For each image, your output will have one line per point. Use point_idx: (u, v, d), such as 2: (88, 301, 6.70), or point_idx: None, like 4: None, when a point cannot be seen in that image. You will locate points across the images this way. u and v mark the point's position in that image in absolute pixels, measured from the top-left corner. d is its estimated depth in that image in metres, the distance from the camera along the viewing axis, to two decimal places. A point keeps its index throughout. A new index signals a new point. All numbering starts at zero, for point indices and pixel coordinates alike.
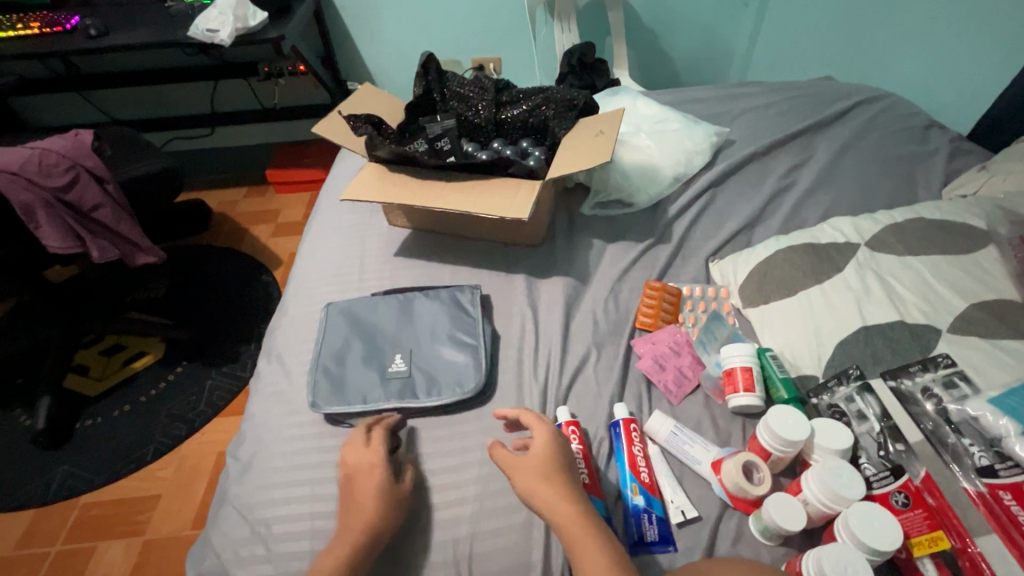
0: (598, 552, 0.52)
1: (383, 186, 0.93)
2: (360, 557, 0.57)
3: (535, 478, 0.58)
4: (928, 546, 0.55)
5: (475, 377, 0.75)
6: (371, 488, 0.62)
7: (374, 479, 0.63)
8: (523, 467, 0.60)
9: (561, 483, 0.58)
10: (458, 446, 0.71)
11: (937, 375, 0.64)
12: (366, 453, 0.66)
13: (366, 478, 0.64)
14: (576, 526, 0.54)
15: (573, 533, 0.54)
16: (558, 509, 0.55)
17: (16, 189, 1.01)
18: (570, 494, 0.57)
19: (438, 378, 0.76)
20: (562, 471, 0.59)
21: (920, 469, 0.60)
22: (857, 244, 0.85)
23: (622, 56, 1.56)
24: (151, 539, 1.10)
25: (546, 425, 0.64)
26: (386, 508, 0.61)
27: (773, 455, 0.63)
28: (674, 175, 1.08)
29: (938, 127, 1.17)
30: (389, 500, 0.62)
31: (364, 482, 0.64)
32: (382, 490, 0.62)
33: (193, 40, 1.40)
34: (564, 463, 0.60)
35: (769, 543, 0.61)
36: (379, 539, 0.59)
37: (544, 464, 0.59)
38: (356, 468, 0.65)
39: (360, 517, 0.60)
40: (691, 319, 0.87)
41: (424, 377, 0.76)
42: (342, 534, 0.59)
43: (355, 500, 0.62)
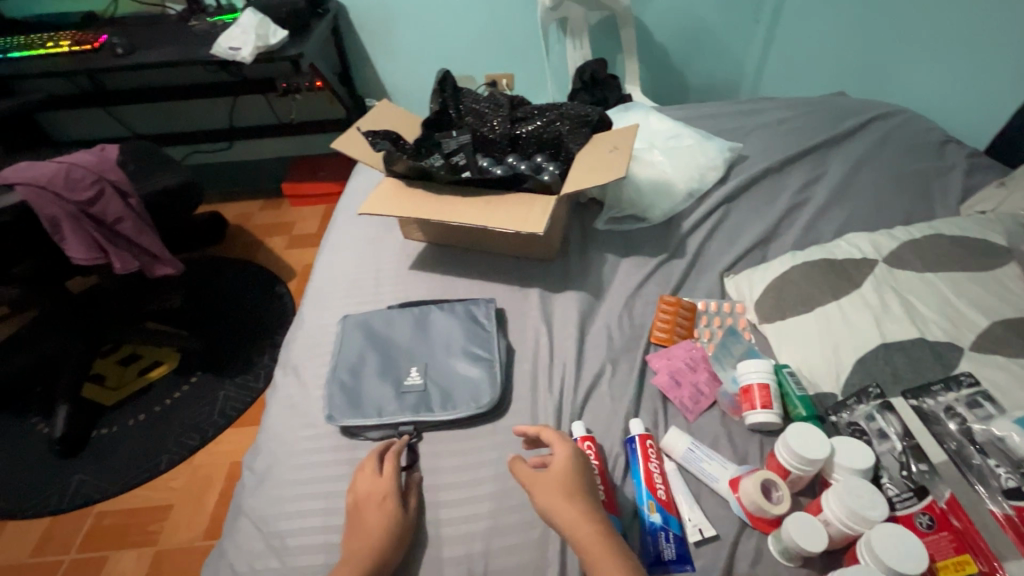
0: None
1: (401, 201, 0.94)
2: None
3: (558, 497, 0.58)
4: (954, 569, 0.54)
5: (491, 390, 0.76)
6: (377, 518, 0.62)
7: (381, 511, 0.63)
8: (544, 485, 0.59)
9: (582, 504, 0.57)
10: (472, 460, 0.71)
11: (959, 395, 0.63)
12: (376, 483, 0.66)
13: (374, 508, 0.63)
14: (599, 548, 0.54)
15: (595, 557, 0.53)
16: (579, 530, 0.55)
17: (43, 203, 1.04)
18: (591, 515, 0.56)
19: (453, 393, 0.76)
20: (583, 491, 0.59)
21: (945, 490, 0.58)
22: (875, 260, 0.84)
23: (633, 72, 1.58)
24: (162, 549, 1.11)
25: (566, 443, 0.63)
26: (393, 537, 0.61)
27: (791, 473, 0.62)
28: (687, 190, 1.08)
29: (955, 143, 1.16)
30: (393, 529, 0.62)
31: (371, 512, 0.63)
32: (390, 519, 0.62)
33: (216, 58, 1.44)
34: (585, 482, 0.60)
35: (789, 564, 0.60)
36: (382, 569, 0.59)
37: (565, 485, 0.59)
38: (365, 497, 0.65)
39: (364, 548, 0.60)
40: (707, 334, 0.86)
41: (439, 391, 0.76)
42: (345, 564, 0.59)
43: (360, 530, 0.62)
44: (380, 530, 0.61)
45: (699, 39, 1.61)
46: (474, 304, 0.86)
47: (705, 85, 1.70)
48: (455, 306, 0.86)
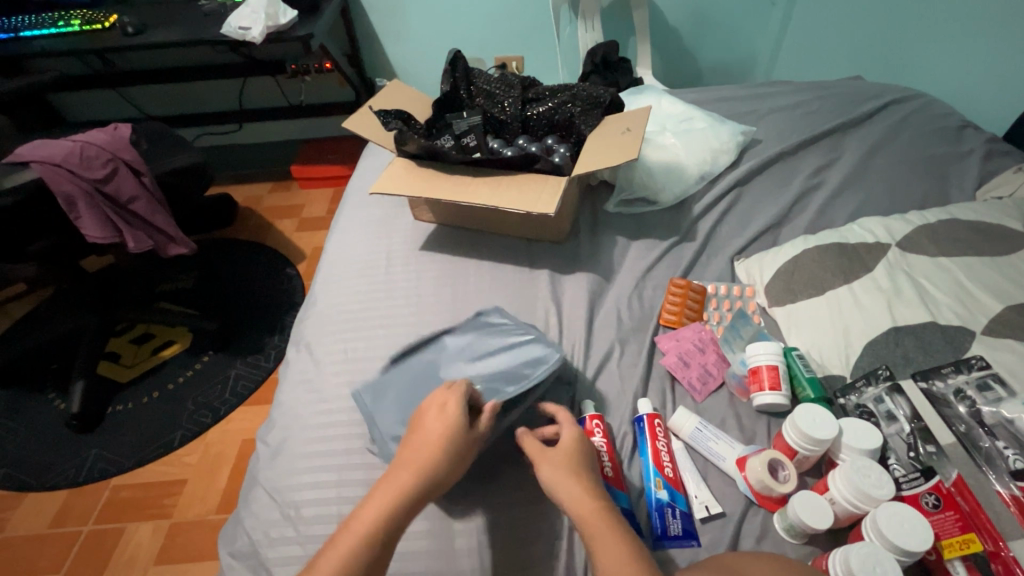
0: (619, 549, 0.51)
1: (411, 181, 0.95)
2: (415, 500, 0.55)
3: (562, 471, 0.59)
4: (960, 548, 0.54)
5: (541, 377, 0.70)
6: (437, 436, 0.58)
7: (447, 426, 0.59)
8: (548, 463, 0.60)
9: (586, 483, 0.58)
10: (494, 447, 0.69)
11: (970, 377, 0.62)
12: (446, 401, 0.61)
13: (438, 423, 0.59)
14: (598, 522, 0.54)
15: (597, 533, 0.53)
16: (583, 508, 0.55)
17: (59, 179, 1.05)
18: (593, 492, 0.57)
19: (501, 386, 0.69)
20: (586, 473, 0.59)
21: (952, 471, 0.58)
22: (887, 245, 0.83)
23: (645, 55, 1.56)
24: (178, 521, 1.14)
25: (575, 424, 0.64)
26: (453, 456, 0.57)
27: (798, 453, 0.63)
28: (699, 173, 1.07)
29: (974, 128, 1.14)
30: (455, 446, 0.58)
31: (431, 426, 0.59)
32: (453, 437, 0.58)
33: (227, 38, 1.44)
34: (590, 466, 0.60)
35: (794, 541, 0.61)
36: (439, 484, 0.56)
37: (567, 463, 0.59)
38: (429, 413, 0.61)
39: (417, 463, 0.56)
40: (716, 317, 0.86)
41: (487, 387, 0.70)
42: (393, 479, 0.55)
43: (418, 443, 0.58)
44: (438, 446, 0.57)
45: (712, 21, 1.58)
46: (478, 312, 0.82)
47: (718, 69, 1.68)
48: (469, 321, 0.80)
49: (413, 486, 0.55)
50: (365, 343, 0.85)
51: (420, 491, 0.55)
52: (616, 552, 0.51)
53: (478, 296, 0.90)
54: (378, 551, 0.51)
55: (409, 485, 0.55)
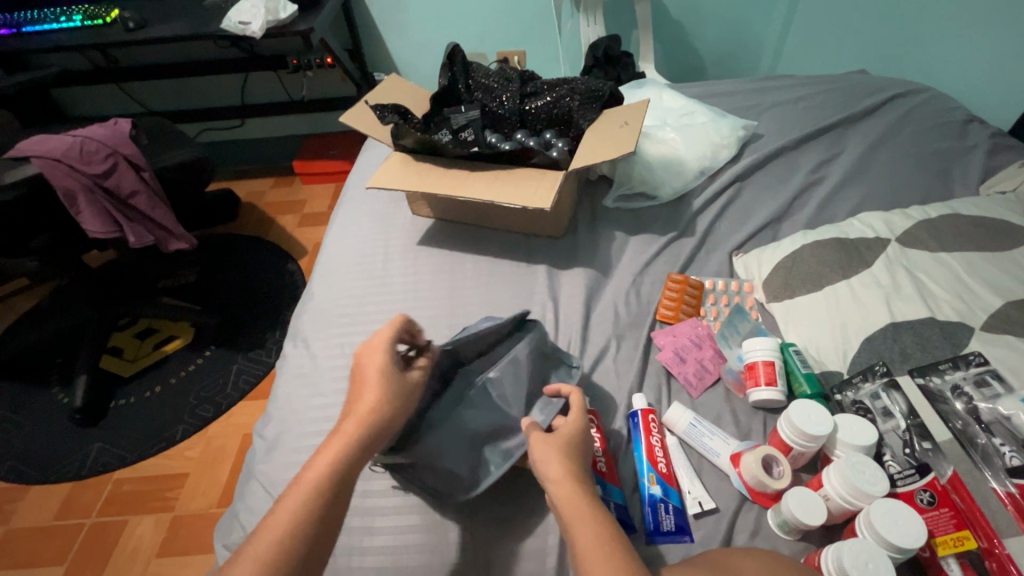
0: (596, 524, 0.49)
1: (407, 175, 0.94)
2: (363, 446, 0.54)
3: (552, 447, 0.57)
4: (953, 545, 0.53)
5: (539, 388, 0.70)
6: (373, 381, 0.58)
7: (383, 372, 0.59)
8: (545, 444, 0.58)
9: (576, 467, 0.55)
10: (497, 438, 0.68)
11: (968, 373, 0.62)
12: (379, 349, 0.61)
13: (376, 369, 0.59)
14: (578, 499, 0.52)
15: (576, 514, 0.50)
16: (565, 491, 0.52)
17: (58, 174, 1.06)
18: (579, 473, 0.55)
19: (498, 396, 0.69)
20: (578, 458, 0.57)
21: (948, 467, 0.58)
22: (887, 240, 0.82)
23: (647, 49, 1.54)
24: (180, 514, 1.15)
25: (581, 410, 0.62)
26: (396, 399, 0.57)
27: (793, 449, 0.63)
28: (699, 169, 1.06)
29: (979, 122, 1.13)
30: (396, 390, 0.58)
31: (369, 373, 0.59)
32: (391, 382, 0.58)
33: (227, 33, 1.43)
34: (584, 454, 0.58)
35: (788, 537, 0.60)
36: (386, 428, 0.56)
37: (561, 446, 0.57)
38: (360, 365, 0.60)
39: (360, 410, 0.56)
40: (713, 312, 0.86)
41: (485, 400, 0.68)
42: (339, 431, 0.54)
43: (361, 391, 0.58)
44: (376, 387, 0.57)
45: (716, 14, 1.57)
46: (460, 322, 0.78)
47: (721, 63, 1.66)
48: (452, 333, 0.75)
49: (360, 431, 0.54)
50: (362, 338, 0.85)
51: (366, 437, 0.54)
52: (590, 527, 0.48)
53: (476, 291, 0.90)
54: (332, 501, 0.50)
55: (355, 431, 0.54)
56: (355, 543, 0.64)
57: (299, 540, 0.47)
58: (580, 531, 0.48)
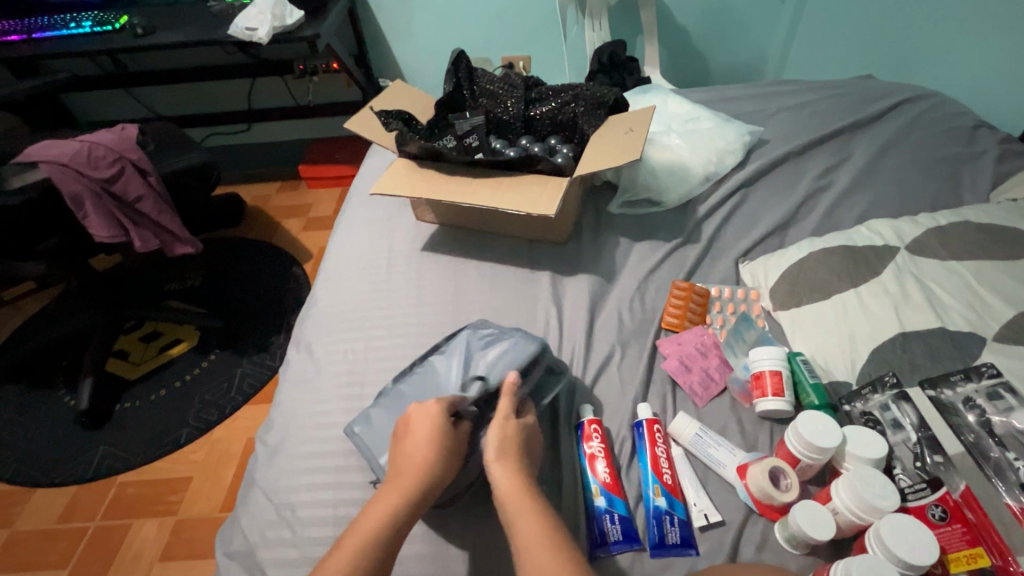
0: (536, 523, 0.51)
1: (412, 181, 0.94)
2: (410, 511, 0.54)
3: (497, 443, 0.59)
4: (966, 562, 0.52)
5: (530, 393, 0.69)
6: (427, 434, 0.58)
7: (434, 437, 0.58)
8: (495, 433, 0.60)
9: (517, 458, 0.57)
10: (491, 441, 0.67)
11: (980, 385, 0.61)
12: (430, 412, 0.60)
13: (426, 433, 0.59)
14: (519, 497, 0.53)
15: (517, 505, 0.52)
16: (506, 485, 0.54)
17: (66, 179, 1.07)
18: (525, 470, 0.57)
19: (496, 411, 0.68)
20: (519, 450, 0.59)
21: (959, 482, 0.57)
22: (896, 248, 0.81)
23: (653, 53, 1.54)
24: (183, 518, 1.15)
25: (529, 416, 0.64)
26: (445, 464, 0.57)
27: (801, 461, 0.62)
28: (704, 174, 1.06)
29: (988, 127, 1.11)
30: (447, 455, 0.58)
31: (420, 435, 0.59)
32: (444, 447, 0.58)
33: (233, 39, 1.45)
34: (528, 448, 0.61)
35: (795, 551, 0.59)
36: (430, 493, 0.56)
37: (504, 439, 0.59)
38: (413, 421, 0.60)
39: (414, 464, 0.56)
40: (720, 320, 0.84)
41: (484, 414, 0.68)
42: (392, 484, 0.55)
43: (411, 453, 0.58)
44: (432, 441, 0.58)
45: (722, 19, 1.56)
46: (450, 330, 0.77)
47: (727, 67, 1.65)
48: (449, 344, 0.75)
49: (414, 486, 0.55)
50: (365, 345, 0.84)
51: (412, 505, 0.54)
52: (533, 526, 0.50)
53: (480, 297, 0.90)
54: (384, 554, 0.50)
55: (410, 485, 0.55)
56: None
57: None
58: (522, 520, 0.51)
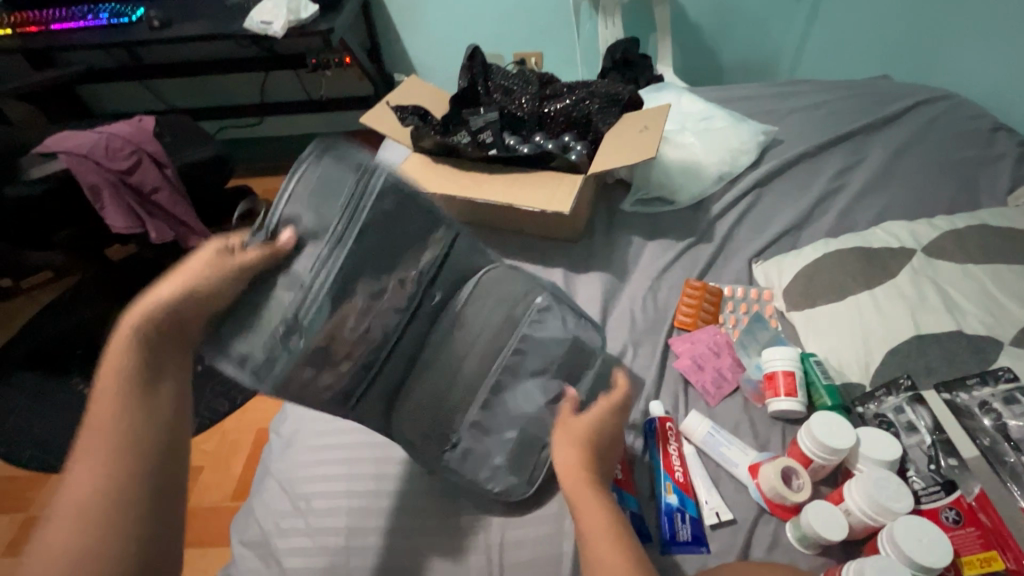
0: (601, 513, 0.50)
1: (426, 177, 0.95)
2: (149, 366, 0.45)
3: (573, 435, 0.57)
4: (979, 565, 0.52)
5: (552, 382, 0.67)
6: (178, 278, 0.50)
7: (196, 271, 0.49)
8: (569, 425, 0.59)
9: (590, 449, 0.56)
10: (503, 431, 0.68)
11: (996, 390, 0.61)
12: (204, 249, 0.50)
13: (203, 262, 0.49)
14: (582, 487, 0.52)
15: (580, 493, 0.52)
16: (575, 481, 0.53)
17: (85, 171, 1.09)
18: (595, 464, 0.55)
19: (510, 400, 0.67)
20: (595, 452, 0.57)
21: (975, 486, 0.57)
22: (912, 250, 0.81)
23: (666, 51, 1.53)
24: (194, 506, 1.16)
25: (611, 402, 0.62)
26: (210, 288, 0.49)
27: (813, 461, 0.62)
28: (718, 173, 1.05)
29: (1007, 130, 1.10)
30: (209, 281, 0.49)
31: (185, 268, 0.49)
32: (211, 267, 0.49)
33: (249, 32, 1.46)
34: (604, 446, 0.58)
35: (807, 551, 0.60)
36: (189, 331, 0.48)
37: (577, 424, 0.58)
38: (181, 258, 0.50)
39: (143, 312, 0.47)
40: (732, 320, 0.84)
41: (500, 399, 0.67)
42: (122, 349, 0.45)
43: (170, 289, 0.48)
44: (168, 280, 0.48)
45: (738, 17, 1.54)
46: (392, 246, 0.60)
47: (742, 65, 1.64)
48: (386, 267, 0.60)
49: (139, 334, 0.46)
50: None
51: (151, 362, 0.46)
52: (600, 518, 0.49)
53: None
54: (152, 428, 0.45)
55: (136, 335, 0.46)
56: (371, 544, 0.65)
57: (139, 470, 0.42)
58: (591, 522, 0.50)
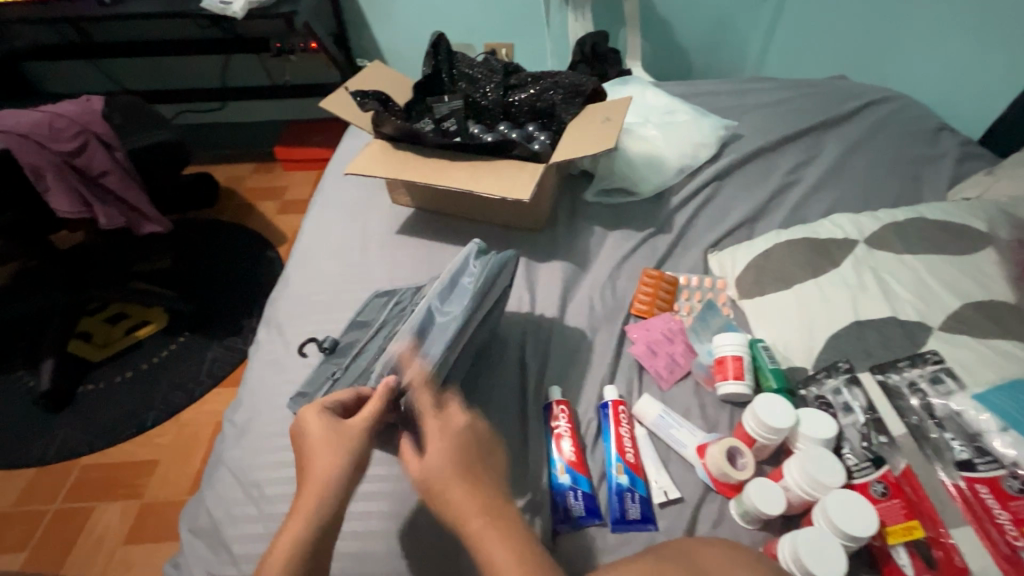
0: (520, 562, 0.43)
1: (390, 163, 0.94)
2: (319, 539, 0.48)
3: (445, 474, 0.48)
4: (902, 534, 0.56)
5: (473, 295, 0.70)
6: (322, 450, 0.52)
7: (325, 437, 0.52)
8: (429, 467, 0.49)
9: (467, 482, 0.48)
10: (430, 340, 0.67)
11: (924, 371, 0.64)
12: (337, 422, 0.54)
13: (325, 431, 0.53)
14: (496, 542, 0.44)
15: (493, 548, 0.44)
16: (472, 511, 0.46)
17: (25, 151, 1.02)
18: (503, 513, 0.46)
19: (440, 308, 0.70)
20: (476, 450, 0.51)
21: (901, 461, 0.60)
22: (856, 241, 0.85)
23: (634, 45, 1.54)
24: (148, 502, 1.13)
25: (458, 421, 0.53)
26: (356, 458, 0.52)
27: (757, 441, 0.65)
28: (679, 166, 1.08)
29: (949, 130, 1.16)
30: (353, 448, 0.52)
31: (315, 445, 0.52)
32: (343, 432, 0.53)
33: (206, 12, 1.42)
34: (497, 452, 0.53)
35: (748, 526, 0.62)
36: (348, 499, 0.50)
37: (448, 461, 0.49)
38: (305, 431, 0.54)
39: (317, 473, 0.50)
40: (687, 308, 0.87)
41: (424, 310, 0.69)
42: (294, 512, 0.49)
43: (316, 454, 0.52)
44: (328, 450, 0.52)
45: (702, 14, 1.57)
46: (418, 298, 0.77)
47: (706, 63, 1.67)
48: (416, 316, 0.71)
49: (319, 509, 0.48)
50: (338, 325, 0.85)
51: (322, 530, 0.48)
52: None
53: None
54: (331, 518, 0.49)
55: (315, 508, 0.48)
56: None
57: None
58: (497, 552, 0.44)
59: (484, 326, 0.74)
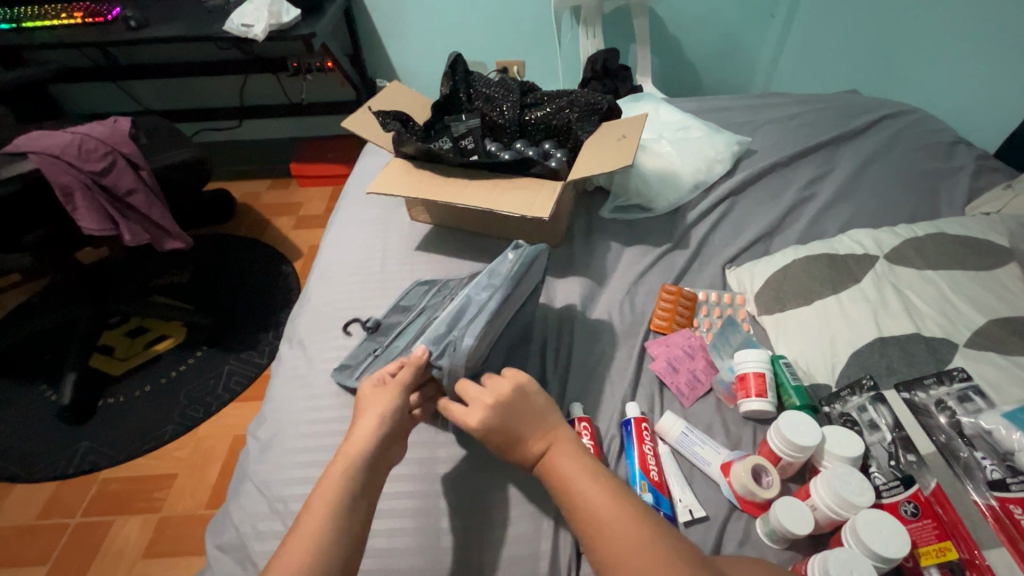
0: (592, 485, 0.52)
1: (412, 183, 0.95)
2: (362, 479, 0.55)
3: (510, 425, 0.57)
4: (935, 556, 0.55)
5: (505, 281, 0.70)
6: (372, 409, 0.60)
7: (376, 402, 0.61)
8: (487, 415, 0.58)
9: (530, 428, 0.57)
10: (466, 323, 0.67)
11: (951, 389, 0.64)
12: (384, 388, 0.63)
13: (379, 394, 0.62)
14: (570, 475, 0.54)
15: (567, 480, 0.53)
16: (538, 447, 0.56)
17: (56, 170, 1.05)
18: (569, 450, 0.56)
19: (476, 297, 0.70)
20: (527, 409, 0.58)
21: (930, 480, 0.60)
22: (876, 257, 0.85)
23: (644, 63, 1.57)
24: (166, 516, 1.13)
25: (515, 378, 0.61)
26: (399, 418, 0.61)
27: (782, 459, 0.64)
28: (694, 182, 1.08)
29: (965, 144, 1.16)
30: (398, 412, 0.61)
31: (369, 407, 0.61)
32: (392, 394, 0.62)
33: (228, 35, 1.45)
34: (540, 399, 0.60)
35: (775, 546, 0.62)
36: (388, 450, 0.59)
37: (506, 410, 0.58)
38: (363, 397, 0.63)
39: (364, 425, 0.59)
40: (706, 324, 0.87)
41: (462, 298, 0.71)
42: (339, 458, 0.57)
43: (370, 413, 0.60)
44: (372, 410, 0.60)
45: (713, 32, 1.59)
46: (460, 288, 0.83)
47: (717, 79, 1.68)
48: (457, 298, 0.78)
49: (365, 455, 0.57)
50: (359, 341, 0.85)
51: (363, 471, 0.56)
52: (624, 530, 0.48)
53: None
54: (368, 463, 0.57)
55: (361, 451, 0.57)
56: None
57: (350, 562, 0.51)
58: (571, 475, 0.54)
59: (517, 323, 0.76)
